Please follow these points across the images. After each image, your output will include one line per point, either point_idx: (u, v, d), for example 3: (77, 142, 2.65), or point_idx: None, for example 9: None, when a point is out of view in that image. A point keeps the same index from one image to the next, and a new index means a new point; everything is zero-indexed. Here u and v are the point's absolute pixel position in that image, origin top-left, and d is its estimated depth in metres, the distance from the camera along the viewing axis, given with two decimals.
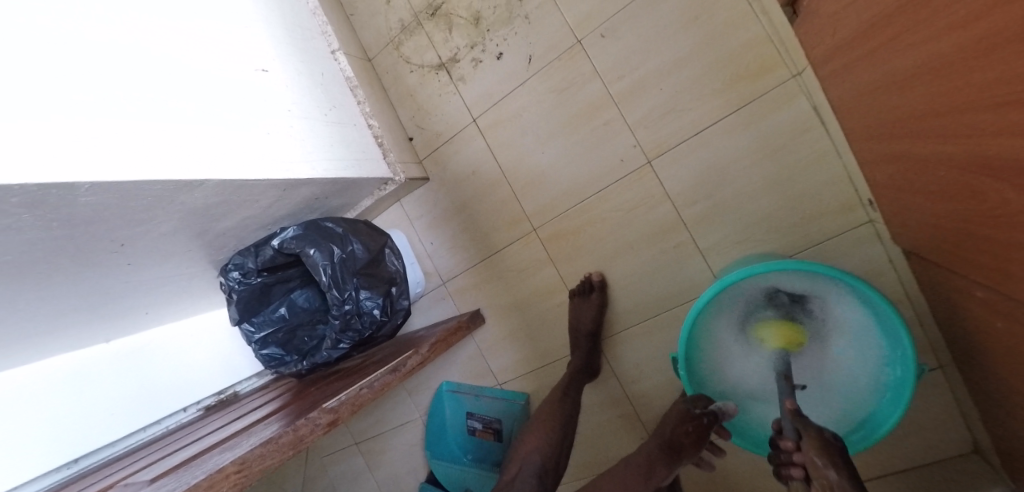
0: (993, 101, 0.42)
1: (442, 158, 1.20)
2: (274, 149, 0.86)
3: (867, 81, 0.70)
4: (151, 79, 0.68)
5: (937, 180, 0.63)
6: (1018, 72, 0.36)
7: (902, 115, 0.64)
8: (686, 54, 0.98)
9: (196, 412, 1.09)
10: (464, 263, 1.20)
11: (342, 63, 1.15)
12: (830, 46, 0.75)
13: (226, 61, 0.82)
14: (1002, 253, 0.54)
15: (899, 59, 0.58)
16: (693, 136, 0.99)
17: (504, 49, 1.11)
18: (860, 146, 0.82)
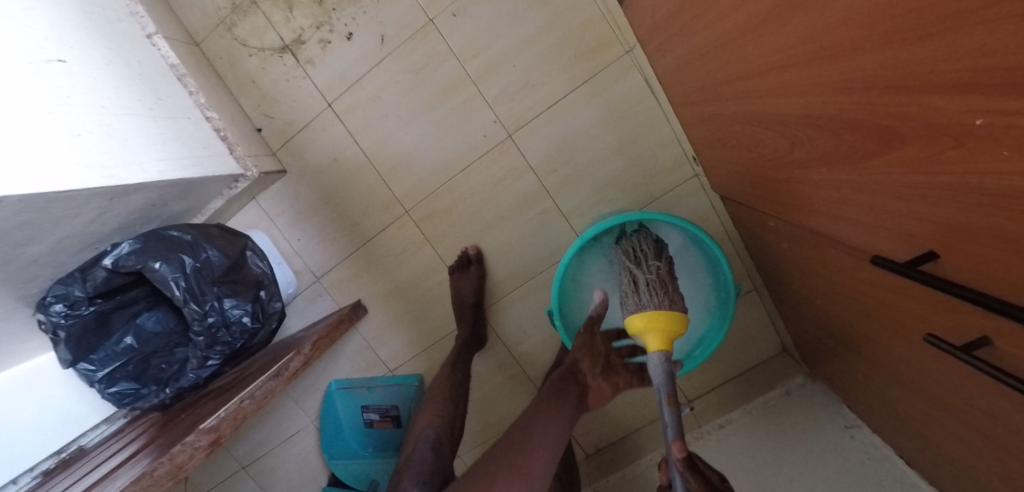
0: (773, 65, 0.51)
1: (299, 148, 1.13)
2: (86, 155, 0.75)
3: (681, 55, 0.81)
4: None
5: (738, 136, 0.76)
6: (785, 40, 0.45)
7: (711, 83, 0.76)
8: (533, 32, 1.03)
9: (31, 481, 0.93)
10: (339, 254, 1.16)
11: (162, 48, 1.01)
12: (652, 23, 0.84)
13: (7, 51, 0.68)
14: (785, 192, 0.68)
15: (705, 33, 0.68)
16: (547, 110, 1.06)
17: (353, 29, 1.06)
18: (681, 112, 0.96)
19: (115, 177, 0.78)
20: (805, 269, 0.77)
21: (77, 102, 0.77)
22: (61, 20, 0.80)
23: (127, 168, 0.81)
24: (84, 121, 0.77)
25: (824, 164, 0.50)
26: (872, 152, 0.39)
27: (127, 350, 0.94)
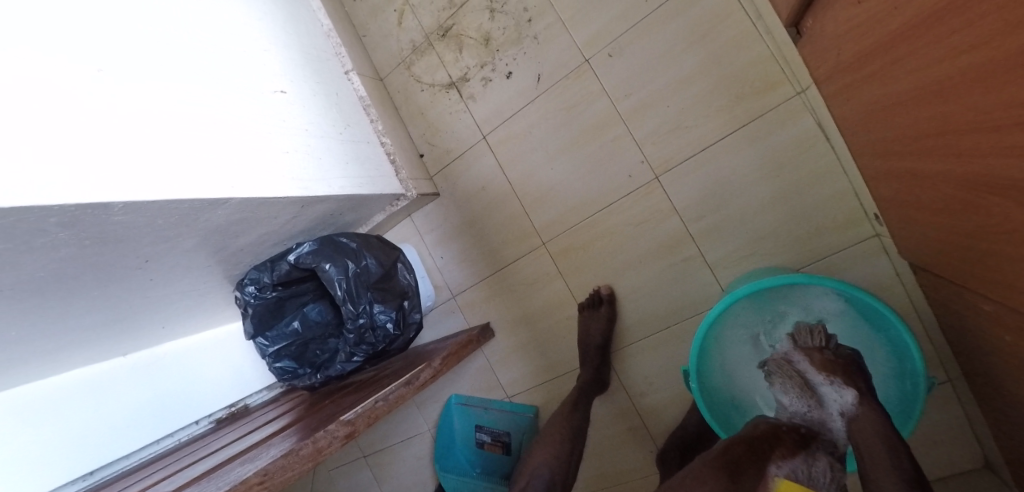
0: (992, 122, 0.44)
1: (453, 174, 1.23)
2: (291, 169, 0.89)
3: (870, 101, 0.72)
4: (176, 101, 0.71)
5: (942, 196, 0.64)
6: (1014, 98, 0.39)
7: (908, 134, 0.65)
8: (691, 73, 1.00)
9: (207, 425, 1.11)
10: (474, 277, 1.22)
11: (356, 83, 1.19)
12: (834, 65, 0.76)
13: (244, 84, 0.85)
14: (1008, 270, 0.56)
15: (903, 79, 0.60)
16: (699, 152, 1.01)
17: (513, 68, 1.14)
18: (862, 162, 0.84)
19: (308, 187, 0.92)
20: None
21: (291, 125, 0.93)
22: (285, 61, 0.99)
23: (318, 181, 0.95)
24: (293, 141, 0.92)
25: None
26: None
27: (293, 333, 1.08)
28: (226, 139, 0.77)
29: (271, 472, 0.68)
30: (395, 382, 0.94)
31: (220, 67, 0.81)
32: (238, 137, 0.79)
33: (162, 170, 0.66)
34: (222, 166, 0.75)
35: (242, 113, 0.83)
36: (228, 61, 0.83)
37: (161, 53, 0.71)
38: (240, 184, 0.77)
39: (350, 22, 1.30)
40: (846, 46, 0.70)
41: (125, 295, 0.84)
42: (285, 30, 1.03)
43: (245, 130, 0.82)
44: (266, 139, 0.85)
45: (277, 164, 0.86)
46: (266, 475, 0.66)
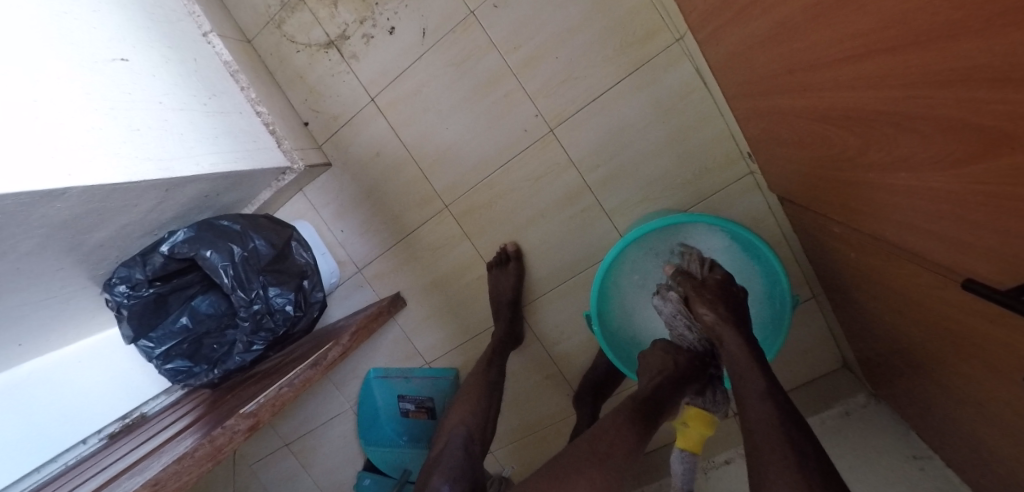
0: (841, 55, 0.46)
1: (343, 141, 1.15)
2: (144, 149, 0.79)
3: (734, 44, 0.75)
4: None
5: (797, 130, 0.69)
6: (858, 25, 0.40)
7: (766, 73, 0.69)
8: (576, 21, 0.98)
9: (98, 442, 1.03)
10: (380, 247, 1.18)
11: (218, 46, 1.05)
12: (704, 9, 0.78)
13: (71, 49, 0.72)
14: (848, 194, 0.62)
15: (762, 18, 0.61)
16: (589, 103, 1.02)
17: (396, 23, 1.06)
18: (734, 104, 0.88)
19: (170, 168, 0.82)
20: (866, 277, 0.70)
21: (137, 98, 0.81)
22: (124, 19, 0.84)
23: (182, 161, 0.85)
24: (142, 117, 0.81)
25: (906, 169, 0.44)
26: (972, 152, 0.33)
27: (182, 328, 1.01)
28: (50, 118, 0.66)
29: (163, 479, 0.63)
30: (301, 365, 0.90)
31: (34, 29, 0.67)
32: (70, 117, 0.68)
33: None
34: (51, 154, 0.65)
35: (71, 85, 0.70)
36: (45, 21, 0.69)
37: None
38: (79, 173, 0.68)
39: None
40: None
41: None
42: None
43: (76, 106, 0.70)
44: (107, 117, 0.74)
45: (126, 144, 0.76)
46: (157, 483, 0.62)
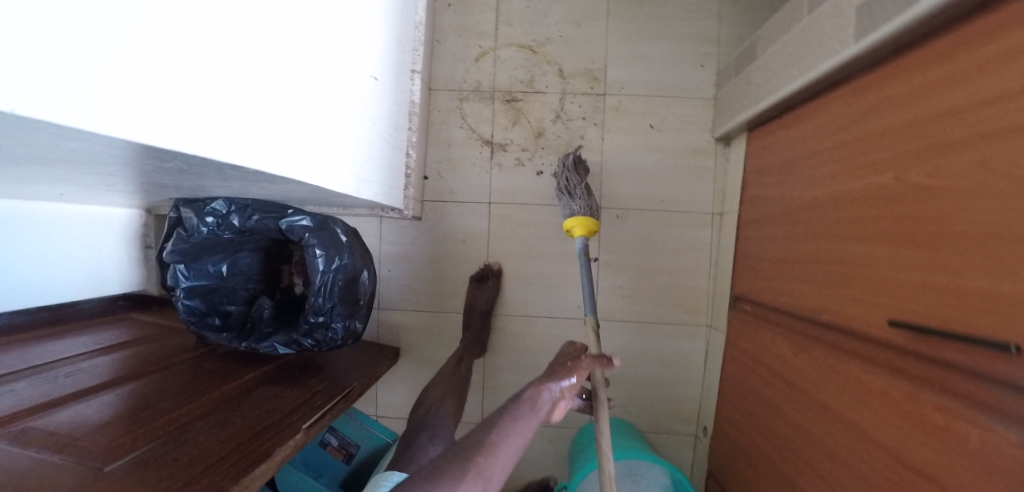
0: (803, 465, 0.77)
1: (444, 212, 1.31)
2: (352, 165, 0.88)
3: (735, 369, 1.08)
4: (303, 72, 0.67)
5: (741, 450, 1.01)
6: (824, 473, 0.72)
7: (743, 404, 1.02)
8: (658, 267, 1.27)
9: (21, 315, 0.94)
10: (410, 304, 1.32)
11: (416, 86, 1.21)
12: (735, 337, 1.10)
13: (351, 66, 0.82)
14: None
15: (760, 383, 0.96)
16: (631, 322, 1.28)
17: (545, 170, 1.28)
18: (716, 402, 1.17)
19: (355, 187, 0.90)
20: None
21: (364, 118, 0.91)
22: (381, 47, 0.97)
23: (366, 183, 0.94)
24: (359, 135, 0.90)
25: None
26: None
27: (216, 273, 1.00)
28: (321, 123, 0.74)
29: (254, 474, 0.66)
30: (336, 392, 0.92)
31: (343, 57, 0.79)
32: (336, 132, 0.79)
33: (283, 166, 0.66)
34: (321, 165, 0.75)
35: (339, 97, 0.79)
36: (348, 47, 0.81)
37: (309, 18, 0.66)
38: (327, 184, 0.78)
39: (432, 22, 1.29)
40: (746, 334, 1.05)
41: (96, 181, 0.72)
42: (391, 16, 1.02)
43: (335, 117, 0.78)
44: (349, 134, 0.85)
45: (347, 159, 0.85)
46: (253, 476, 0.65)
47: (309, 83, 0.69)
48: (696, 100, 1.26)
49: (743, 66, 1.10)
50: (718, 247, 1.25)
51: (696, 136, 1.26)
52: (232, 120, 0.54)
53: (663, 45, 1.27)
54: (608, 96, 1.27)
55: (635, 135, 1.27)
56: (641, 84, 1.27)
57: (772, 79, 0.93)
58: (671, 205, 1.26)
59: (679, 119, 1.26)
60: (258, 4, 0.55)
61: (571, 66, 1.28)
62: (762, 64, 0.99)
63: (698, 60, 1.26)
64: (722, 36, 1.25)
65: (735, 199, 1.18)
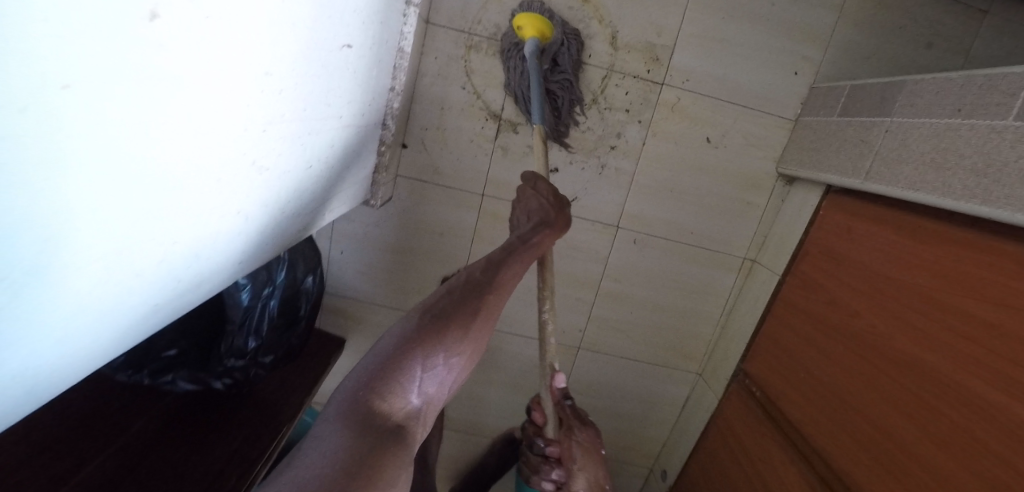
0: None
1: (422, 196, 0.99)
2: (290, 196, 0.58)
3: (715, 441, 1.02)
4: (218, 120, 0.36)
5: None
6: None
7: (714, 482, 0.98)
8: (663, 305, 1.09)
9: None
10: (362, 297, 1.06)
11: (410, 24, 0.81)
12: (729, 414, 1.00)
13: (313, 53, 0.48)
14: None
15: (742, 482, 0.89)
16: (618, 357, 1.12)
17: (562, 168, 0.98)
18: (685, 454, 1.11)
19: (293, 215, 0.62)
20: None
21: (328, 115, 0.58)
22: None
23: (310, 201, 0.66)
24: (317, 144, 0.59)
25: None
26: None
27: None
28: (245, 174, 0.44)
29: None
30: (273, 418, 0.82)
31: (300, 43, 0.45)
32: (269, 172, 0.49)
33: (165, 287, 0.42)
34: (234, 232, 0.48)
35: (286, 113, 0.47)
36: (314, 20, 0.46)
37: (241, 20, 0.34)
38: (235, 250, 0.51)
39: None
40: (741, 418, 0.96)
41: None
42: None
43: (274, 149, 0.47)
44: (294, 157, 0.54)
45: (282, 193, 0.55)
46: None
47: (229, 142, 0.39)
48: (770, 118, 0.98)
49: (863, 113, 0.82)
50: (736, 296, 1.08)
51: (756, 164, 1.00)
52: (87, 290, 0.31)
53: (757, 31, 0.94)
54: (666, 87, 0.95)
55: (684, 146, 0.99)
56: (714, 80, 0.96)
57: (914, 172, 0.69)
58: (701, 241, 1.05)
59: (743, 139, 0.99)
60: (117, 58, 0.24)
61: (630, 34, 0.93)
62: (900, 131, 0.74)
63: (792, 64, 0.96)
64: (832, 38, 0.95)
65: (779, 256, 0.98)
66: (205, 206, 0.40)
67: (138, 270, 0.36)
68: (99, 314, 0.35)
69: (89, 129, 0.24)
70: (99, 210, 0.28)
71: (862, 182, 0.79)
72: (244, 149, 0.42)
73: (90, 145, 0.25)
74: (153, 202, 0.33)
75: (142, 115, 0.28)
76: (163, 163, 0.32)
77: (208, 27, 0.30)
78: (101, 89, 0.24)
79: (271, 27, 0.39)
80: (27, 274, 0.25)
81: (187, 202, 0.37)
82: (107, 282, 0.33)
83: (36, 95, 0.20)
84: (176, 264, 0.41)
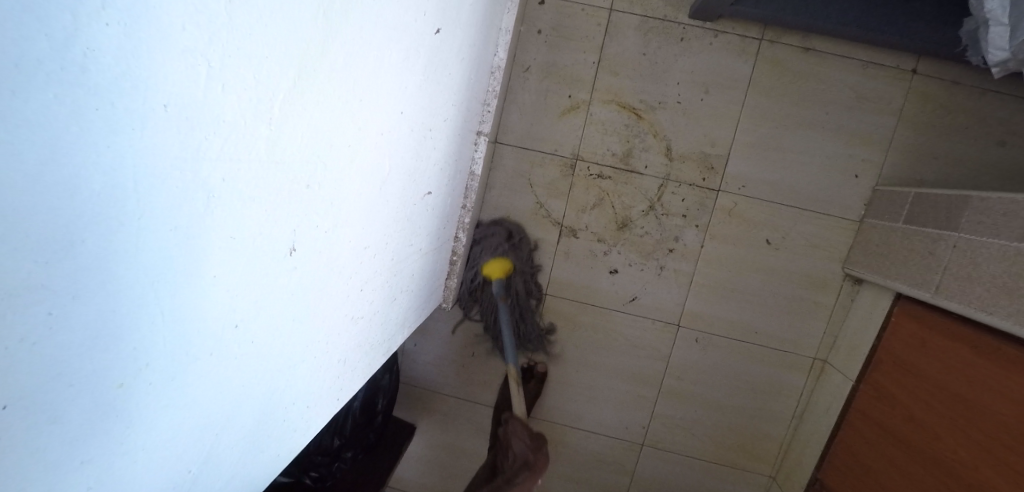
0: None
1: (489, 294, 1.08)
2: (383, 328, 0.67)
3: None
4: (329, 294, 0.48)
5: None
6: None
7: None
8: (729, 404, 1.07)
9: None
10: (432, 386, 1.14)
11: (480, 152, 0.92)
12: None
13: (399, 213, 0.61)
14: None
15: None
16: (683, 455, 1.10)
17: (621, 269, 1.03)
18: None
19: (389, 342, 0.73)
20: None
21: (412, 252, 0.70)
22: (442, 144, 0.72)
23: (403, 326, 0.76)
24: (404, 278, 0.70)
25: None
26: None
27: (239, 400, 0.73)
28: (351, 325, 0.55)
29: None
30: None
31: (384, 210, 0.56)
32: (365, 316, 0.59)
33: (296, 430, 0.52)
34: (344, 372, 0.58)
35: (380, 265, 0.59)
36: (399, 191, 0.59)
37: (343, 223, 0.47)
38: (350, 386, 0.61)
39: (512, 54, 0.97)
40: None
41: None
42: (459, 89, 0.74)
43: (370, 296, 0.59)
44: (384, 297, 0.64)
45: (377, 327, 0.65)
46: None
47: (333, 307, 0.50)
48: (832, 219, 0.98)
49: (930, 223, 0.81)
50: (808, 397, 1.04)
51: (819, 265, 1.00)
52: (248, 438, 0.42)
53: (811, 138, 0.97)
54: (721, 192, 0.99)
55: (742, 248, 1.01)
56: (769, 185, 0.99)
57: (986, 292, 0.68)
58: (766, 340, 1.03)
59: (805, 240, 0.99)
60: (269, 285, 0.37)
61: (684, 146, 0.99)
62: (969, 248, 0.73)
63: (852, 168, 0.97)
64: (892, 141, 0.95)
65: (851, 360, 0.96)
66: (320, 361, 0.50)
67: (275, 423, 0.46)
68: (252, 466, 0.45)
69: (239, 342, 0.36)
70: (254, 386, 0.40)
71: (933, 295, 0.78)
72: (344, 307, 0.52)
73: (243, 350, 0.36)
74: (280, 372, 0.44)
75: (281, 314, 0.40)
76: (288, 341, 0.43)
77: (314, 240, 0.42)
78: (249, 313, 0.36)
79: (368, 216, 0.52)
80: (202, 447, 0.36)
81: (306, 363, 0.48)
82: (255, 438, 0.43)
83: (226, 334, 0.34)
84: (305, 411, 0.51)
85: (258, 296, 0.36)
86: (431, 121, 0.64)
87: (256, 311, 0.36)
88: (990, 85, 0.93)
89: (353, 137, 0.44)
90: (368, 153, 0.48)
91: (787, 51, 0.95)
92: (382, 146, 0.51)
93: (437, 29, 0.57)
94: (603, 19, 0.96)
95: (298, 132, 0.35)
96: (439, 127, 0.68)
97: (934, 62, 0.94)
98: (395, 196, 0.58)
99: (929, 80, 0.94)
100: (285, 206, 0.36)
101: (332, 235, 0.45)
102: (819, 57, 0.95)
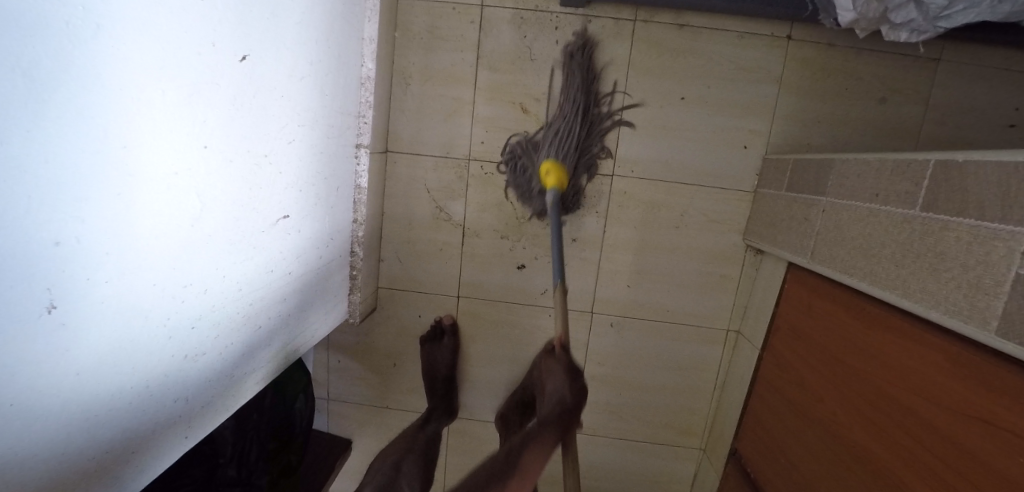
0: None
1: (404, 303, 1.08)
2: (243, 356, 0.67)
3: None
4: (134, 340, 0.47)
5: None
6: None
7: None
8: (652, 384, 1.08)
9: None
10: (362, 399, 1.14)
11: (362, 165, 0.92)
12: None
13: (237, 241, 0.60)
14: None
15: None
16: (616, 439, 1.12)
17: (529, 264, 1.04)
18: None
19: (264, 368, 0.73)
20: None
21: (275, 276, 0.70)
22: (296, 164, 0.71)
23: (280, 350, 0.76)
24: (268, 302, 0.69)
25: None
26: None
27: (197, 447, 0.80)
28: (182, 362, 0.55)
29: None
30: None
31: (209, 248, 0.55)
32: (205, 353, 0.58)
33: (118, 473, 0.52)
34: (183, 407, 0.57)
35: (218, 299, 0.58)
36: (229, 222, 0.58)
37: (135, 267, 0.46)
38: (195, 419, 0.61)
39: (389, 62, 0.96)
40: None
41: None
42: (309, 109, 0.72)
43: (210, 330, 0.58)
44: (234, 328, 0.63)
45: (232, 359, 0.64)
46: None
47: (143, 352, 0.49)
48: (727, 193, 0.99)
49: (804, 190, 0.82)
50: (727, 368, 1.06)
51: (721, 239, 1.01)
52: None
53: (699, 115, 0.96)
54: (615, 179, 0.99)
55: (645, 231, 1.01)
56: (664, 166, 0.99)
57: (848, 255, 0.69)
58: (679, 318, 1.05)
59: (704, 216, 1.00)
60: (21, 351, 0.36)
61: None
62: (834, 214, 0.73)
63: (740, 139, 0.97)
64: (777, 109, 0.95)
65: (757, 330, 0.97)
66: (134, 405, 0.50)
67: (74, 471, 0.46)
68: None
69: None
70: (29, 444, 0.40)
71: (809, 261, 0.78)
72: (165, 349, 0.52)
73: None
74: (70, 426, 0.43)
75: (53, 373, 0.40)
76: (71, 394, 0.42)
77: (86, 297, 0.41)
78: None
79: (183, 257, 0.52)
80: None
81: (110, 410, 0.47)
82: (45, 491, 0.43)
83: None
84: (123, 452, 0.51)
85: (5, 367, 0.35)
86: (265, 146, 0.63)
87: (8, 379, 0.36)
88: (865, 44, 0.92)
89: (124, 184, 0.43)
90: (156, 200, 0.47)
91: (662, 30, 0.94)
92: (181, 187, 0.50)
93: (240, 56, 0.55)
94: (475, 17, 0.95)
95: (23, 198, 0.34)
96: (280, 152, 0.67)
97: (809, 27, 0.93)
98: (222, 228, 0.57)
99: (806, 45, 0.93)
100: (22, 273, 0.35)
101: (119, 286, 0.44)
102: (695, 33, 0.94)
